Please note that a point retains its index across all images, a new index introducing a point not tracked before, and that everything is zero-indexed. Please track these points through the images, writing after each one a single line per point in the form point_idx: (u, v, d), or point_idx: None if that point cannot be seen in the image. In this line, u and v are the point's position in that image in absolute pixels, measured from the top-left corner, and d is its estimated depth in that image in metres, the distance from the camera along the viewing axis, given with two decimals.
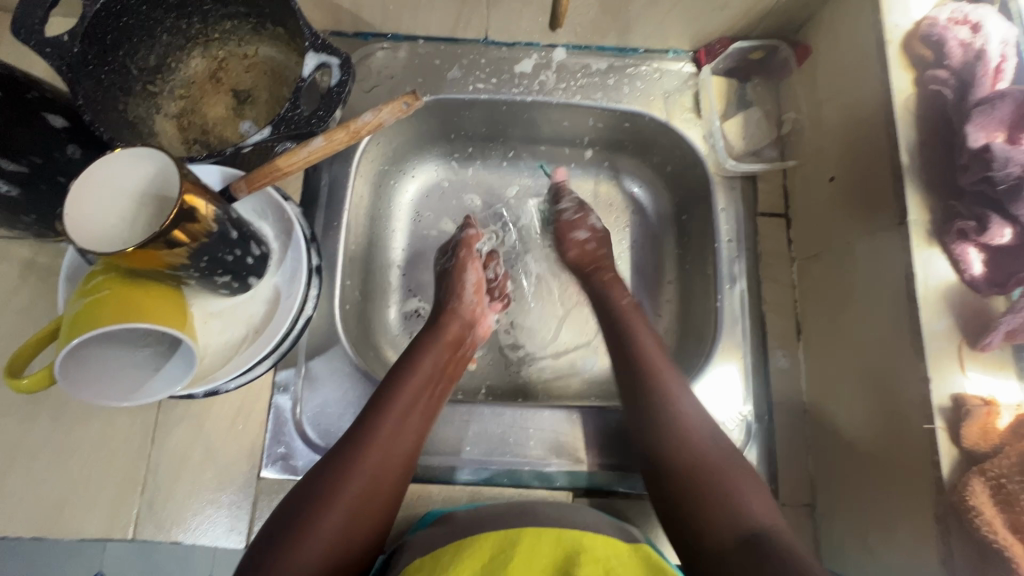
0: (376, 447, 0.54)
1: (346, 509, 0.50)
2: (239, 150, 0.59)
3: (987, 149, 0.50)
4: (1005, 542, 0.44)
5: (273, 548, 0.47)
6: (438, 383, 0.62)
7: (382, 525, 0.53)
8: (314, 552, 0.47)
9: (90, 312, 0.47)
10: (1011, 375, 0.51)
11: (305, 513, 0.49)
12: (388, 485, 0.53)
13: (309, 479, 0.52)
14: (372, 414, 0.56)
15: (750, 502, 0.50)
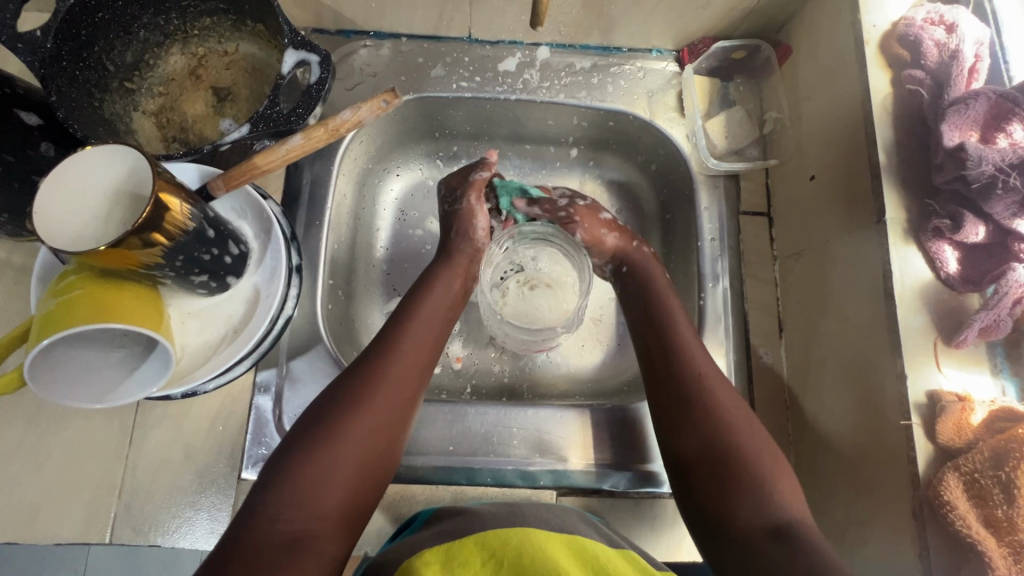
0: (378, 394, 0.54)
1: (352, 455, 0.50)
2: (216, 148, 0.58)
3: (962, 148, 0.51)
4: (977, 536, 0.45)
5: (306, 441, 0.50)
6: (438, 328, 0.62)
7: (387, 470, 0.53)
8: (322, 497, 0.47)
9: (61, 314, 0.46)
10: (985, 371, 0.52)
11: (309, 456, 0.49)
12: (393, 428, 0.54)
13: (309, 419, 0.52)
14: (374, 361, 0.56)
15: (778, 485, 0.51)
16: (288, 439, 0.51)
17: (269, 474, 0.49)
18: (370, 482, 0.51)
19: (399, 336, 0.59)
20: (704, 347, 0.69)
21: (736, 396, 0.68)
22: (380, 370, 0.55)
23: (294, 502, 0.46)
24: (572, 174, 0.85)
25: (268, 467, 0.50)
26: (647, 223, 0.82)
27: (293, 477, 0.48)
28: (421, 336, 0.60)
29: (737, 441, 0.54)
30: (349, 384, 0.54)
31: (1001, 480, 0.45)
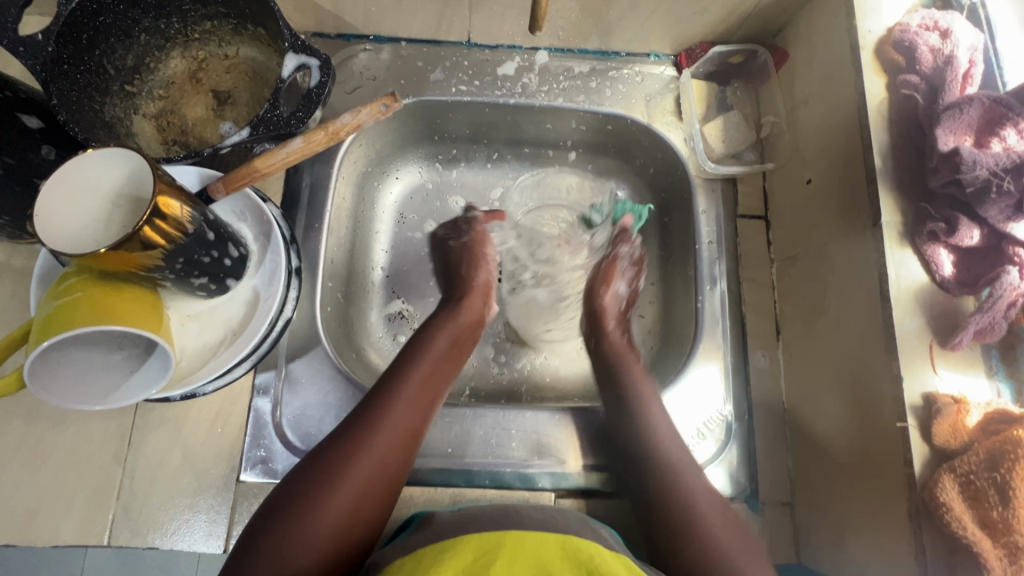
0: (380, 437, 0.53)
1: (349, 499, 0.49)
2: (217, 151, 0.58)
3: (956, 152, 0.51)
4: (973, 536, 0.45)
5: (320, 462, 0.51)
6: (443, 372, 0.61)
7: (385, 513, 0.52)
8: (315, 543, 0.46)
9: (60, 316, 0.46)
10: (980, 373, 0.52)
11: (305, 501, 0.48)
12: (393, 472, 0.53)
13: (311, 462, 0.51)
14: (377, 401, 0.55)
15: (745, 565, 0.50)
16: (285, 483, 0.50)
17: (265, 517, 0.48)
18: (366, 527, 0.50)
19: (403, 378, 0.58)
20: (701, 352, 0.70)
21: (734, 398, 0.69)
22: (381, 412, 0.54)
23: (287, 547, 0.46)
24: (571, 177, 0.85)
25: (263, 511, 0.49)
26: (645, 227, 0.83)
27: (288, 521, 0.47)
28: (425, 379, 0.59)
29: (698, 505, 0.55)
30: (353, 427, 0.53)
31: (996, 481, 0.46)
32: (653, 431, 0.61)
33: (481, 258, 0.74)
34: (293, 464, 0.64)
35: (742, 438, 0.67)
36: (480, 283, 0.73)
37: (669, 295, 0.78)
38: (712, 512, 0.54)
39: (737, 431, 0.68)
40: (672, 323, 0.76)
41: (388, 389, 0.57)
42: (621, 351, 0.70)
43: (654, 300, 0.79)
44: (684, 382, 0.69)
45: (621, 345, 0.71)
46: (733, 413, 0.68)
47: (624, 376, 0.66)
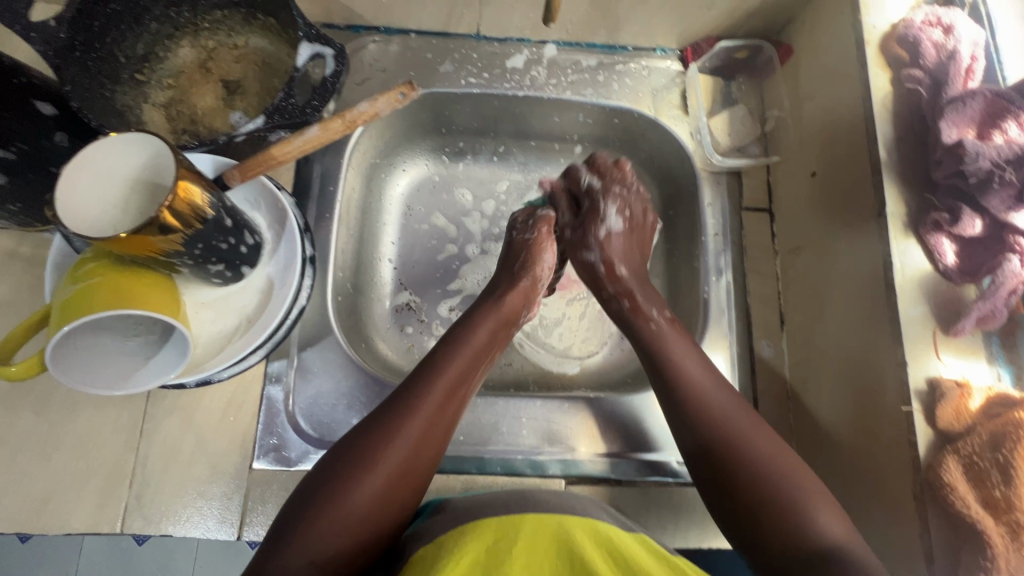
0: (416, 424, 0.53)
1: (383, 480, 0.50)
2: (231, 139, 0.59)
3: (961, 145, 0.53)
4: (976, 515, 0.47)
5: (362, 438, 0.51)
6: (480, 363, 0.61)
7: (416, 498, 0.52)
8: (346, 521, 0.47)
9: (80, 300, 0.46)
10: (981, 359, 0.53)
11: (339, 482, 0.48)
12: (432, 452, 0.53)
13: (347, 444, 0.51)
14: (414, 390, 0.55)
15: (824, 516, 0.48)
16: (320, 465, 0.51)
17: (301, 496, 0.49)
18: (396, 511, 0.50)
19: (440, 368, 0.57)
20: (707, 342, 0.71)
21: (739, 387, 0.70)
22: (417, 399, 0.54)
23: (320, 525, 0.46)
24: None
25: (299, 491, 0.49)
26: None
27: (322, 501, 0.47)
28: (462, 370, 0.58)
29: (769, 469, 0.50)
30: (388, 413, 0.53)
31: (999, 461, 0.47)
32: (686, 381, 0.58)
33: (536, 260, 0.71)
34: (305, 452, 0.64)
35: None
36: (526, 285, 0.69)
37: (675, 286, 0.79)
38: (781, 462, 0.51)
39: None
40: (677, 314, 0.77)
41: (425, 380, 0.56)
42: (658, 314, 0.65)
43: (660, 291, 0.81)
44: None
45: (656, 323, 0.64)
46: None
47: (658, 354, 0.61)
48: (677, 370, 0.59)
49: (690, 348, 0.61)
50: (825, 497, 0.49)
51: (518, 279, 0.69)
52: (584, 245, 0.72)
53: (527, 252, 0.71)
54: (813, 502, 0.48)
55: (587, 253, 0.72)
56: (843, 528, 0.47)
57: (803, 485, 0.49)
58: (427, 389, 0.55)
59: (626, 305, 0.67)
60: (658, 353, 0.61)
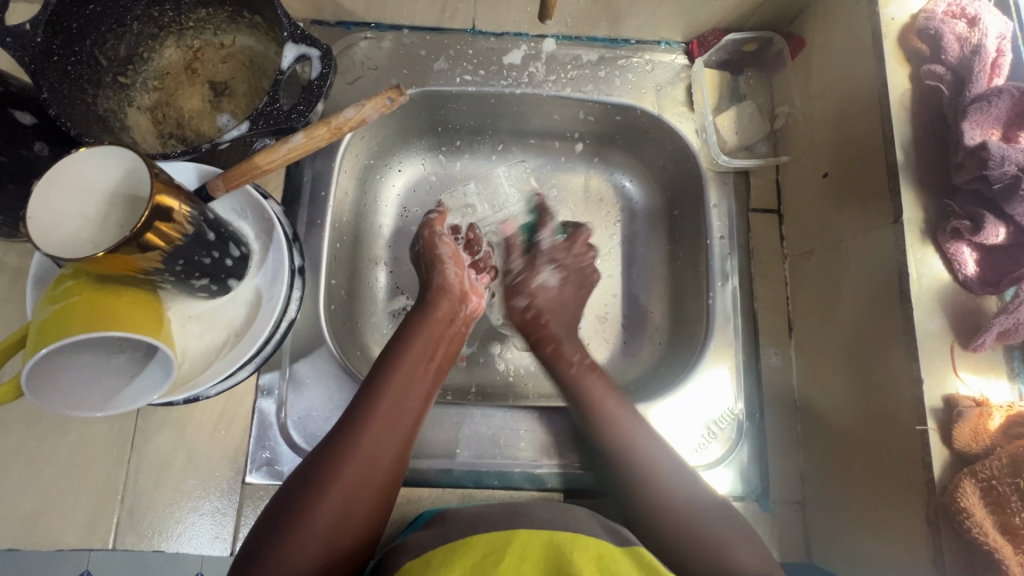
0: (364, 443, 0.52)
1: (341, 498, 0.50)
2: (215, 146, 0.56)
3: (984, 146, 0.49)
4: (995, 543, 0.44)
5: (317, 460, 0.51)
6: (427, 371, 0.61)
7: (381, 510, 0.52)
8: (310, 545, 0.47)
9: (59, 321, 0.45)
10: (1002, 376, 0.50)
11: (293, 515, 0.48)
12: (389, 462, 0.53)
13: (298, 478, 0.51)
14: (359, 407, 0.55)
15: (737, 552, 0.52)
16: (276, 501, 0.50)
17: (260, 533, 0.48)
18: (356, 535, 0.50)
19: (383, 382, 0.57)
20: (711, 351, 0.69)
21: (745, 398, 0.68)
22: (361, 418, 0.54)
23: (279, 561, 0.46)
24: (577, 169, 0.84)
25: (257, 527, 0.49)
26: (653, 220, 0.81)
27: (277, 538, 0.47)
28: (407, 378, 0.58)
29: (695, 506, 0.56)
30: (336, 438, 0.53)
31: (1020, 488, 0.45)
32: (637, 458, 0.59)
33: (438, 258, 0.71)
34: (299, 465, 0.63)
35: (753, 436, 0.67)
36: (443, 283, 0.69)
37: (680, 291, 0.77)
38: (712, 509, 0.56)
39: (747, 429, 0.67)
40: (681, 320, 0.75)
41: (367, 394, 0.56)
42: (582, 375, 0.67)
43: (664, 296, 0.78)
44: (695, 380, 0.68)
45: (576, 371, 0.67)
46: (744, 411, 0.67)
47: (591, 403, 0.63)
48: (615, 424, 0.61)
49: (620, 400, 0.64)
50: (753, 548, 0.53)
51: (431, 283, 0.70)
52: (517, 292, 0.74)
53: (427, 261, 0.71)
54: (728, 544, 0.53)
55: (519, 298, 0.74)
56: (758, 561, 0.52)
57: (725, 530, 0.54)
58: (372, 405, 0.55)
59: (550, 349, 0.70)
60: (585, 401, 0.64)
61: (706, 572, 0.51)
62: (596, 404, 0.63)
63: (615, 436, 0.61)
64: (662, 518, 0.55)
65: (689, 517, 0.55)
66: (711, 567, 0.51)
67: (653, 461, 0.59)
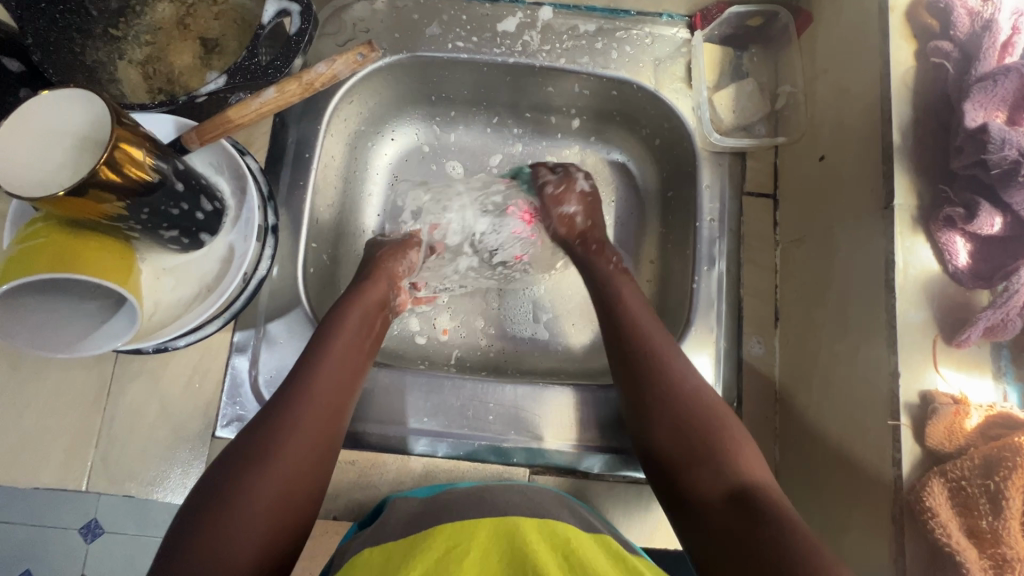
0: (307, 415, 0.51)
1: (287, 467, 0.48)
2: (192, 99, 0.56)
3: (984, 129, 0.46)
4: (958, 545, 0.42)
5: (259, 430, 0.50)
6: (355, 363, 0.58)
7: (321, 481, 0.51)
8: (257, 511, 0.45)
9: (23, 262, 0.46)
10: (987, 375, 0.48)
11: (217, 511, 0.44)
12: (331, 430, 0.53)
13: (236, 450, 0.48)
14: (283, 402, 0.52)
15: (744, 461, 0.49)
16: (191, 499, 0.46)
17: (178, 535, 0.44)
18: (302, 503, 0.48)
19: (307, 378, 0.54)
20: (693, 337, 0.67)
21: (724, 386, 0.66)
22: (289, 416, 0.51)
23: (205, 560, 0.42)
24: (572, 146, 0.82)
25: (185, 507, 0.46)
26: (646, 200, 0.79)
27: (199, 535, 0.43)
28: (335, 374, 0.56)
29: (702, 423, 0.52)
30: (258, 434, 0.49)
31: (989, 490, 0.42)
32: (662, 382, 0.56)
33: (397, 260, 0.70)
34: None
35: None
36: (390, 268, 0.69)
37: (666, 273, 0.75)
38: (717, 427, 0.52)
39: None
40: (668, 304, 0.73)
41: (293, 392, 0.53)
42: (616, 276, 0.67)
43: (651, 279, 0.77)
44: None
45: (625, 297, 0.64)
46: (721, 399, 0.66)
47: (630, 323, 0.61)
48: (656, 352, 0.58)
49: (666, 337, 0.60)
50: (748, 441, 0.51)
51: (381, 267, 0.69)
52: (557, 204, 0.74)
53: (369, 268, 0.69)
54: (734, 434, 0.51)
55: (566, 208, 0.74)
56: (765, 470, 0.49)
57: (736, 435, 0.52)
58: (295, 402, 0.52)
59: (592, 247, 0.72)
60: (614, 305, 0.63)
61: (705, 493, 0.48)
62: (643, 330, 0.60)
63: (665, 373, 0.56)
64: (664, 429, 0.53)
65: (695, 404, 0.53)
66: (709, 469, 0.49)
67: (677, 368, 0.57)
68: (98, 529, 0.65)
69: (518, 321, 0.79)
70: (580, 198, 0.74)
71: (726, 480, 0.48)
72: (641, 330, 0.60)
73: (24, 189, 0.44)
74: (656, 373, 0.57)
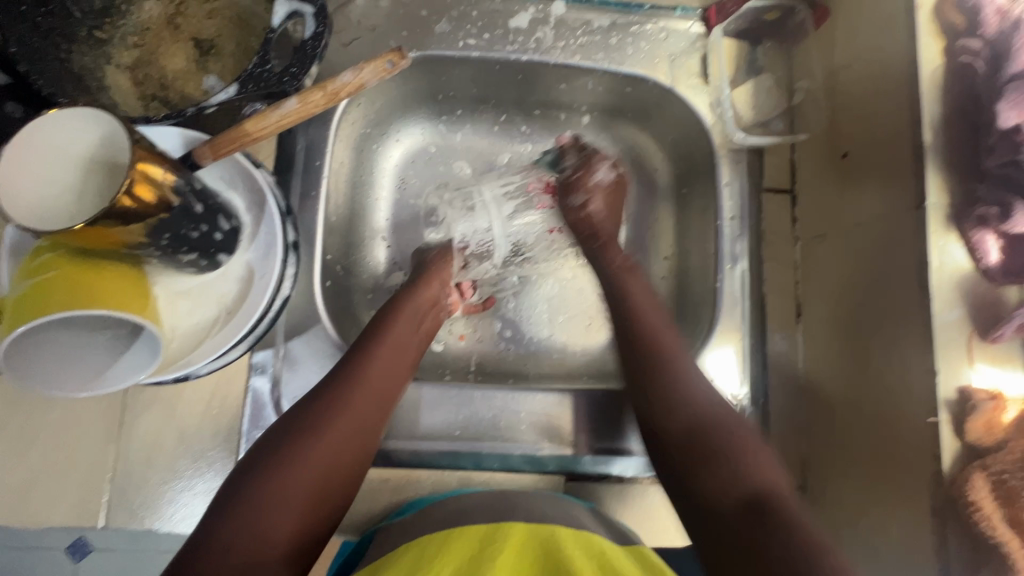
0: (351, 405, 0.51)
1: (328, 450, 0.48)
2: (202, 110, 0.53)
3: (1019, 130, 0.47)
4: (1004, 538, 0.44)
5: (303, 413, 0.50)
6: (408, 355, 0.58)
7: (358, 473, 0.51)
8: (294, 492, 0.46)
9: (36, 298, 0.42)
10: (1019, 368, 0.49)
11: (262, 480, 0.46)
12: (373, 424, 0.52)
13: (279, 430, 0.49)
14: (334, 387, 0.52)
15: (756, 458, 0.49)
16: (239, 468, 0.47)
17: (225, 500, 0.45)
18: (338, 490, 0.48)
19: (359, 368, 0.54)
20: (717, 334, 0.67)
21: (751, 382, 0.67)
22: (338, 400, 0.51)
23: (246, 525, 0.43)
24: (584, 143, 0.80)
25: (228, 482, 0.47)
26: (660, 196, 0.78)
27: (244, 501, 0.44)
28: (382, 367, 0.55)
29: (708, 404, 0.53)
30: (307, 412, 0.50)
31: None
32: (688, 393, 0.54)
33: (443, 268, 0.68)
34: None
35: (756, 422, 0.66)
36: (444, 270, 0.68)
37: (685, 271, 0.74)
38: (718, 408, 0.53)
39: (751, 416, 0.66)
40: (688, 302, 0.73)
41: (344, 378, 0.53)
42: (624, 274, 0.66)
43: (668, 276, 0.76)
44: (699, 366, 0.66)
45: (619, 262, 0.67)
46: (748, 396, 0.66)
47: (649, 331, 0.60)
48: (675, 363, 0.57)
49: (674, 336, 0.60)
50: (760, 451, 0.49)
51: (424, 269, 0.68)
52: (570, 192, 0.72)
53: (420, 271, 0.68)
54: (747, 442, 0.50)
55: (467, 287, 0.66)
56: (770, 470, 0.48)
57: (727, 417, 0.52)
58: (346, 388, 0.52)
59: (600, 242, 0.69)
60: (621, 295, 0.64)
61: (709, 483, 0.48)
62: (668, 358, 0.57)
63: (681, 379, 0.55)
64: (674, 418, 0.53)
65: (701, 412, 0.52)
66: (718, 474, 0.48)
67: (695, 391, 0.54)
68: (86, 547, 0.63)
69: (533, 321, 0.76)
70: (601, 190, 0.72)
71: (737, 488, 0.47)
72: (657, 329, 0.60)
73: (28, 220, 0.40)
74: (677, 385, 0.55)
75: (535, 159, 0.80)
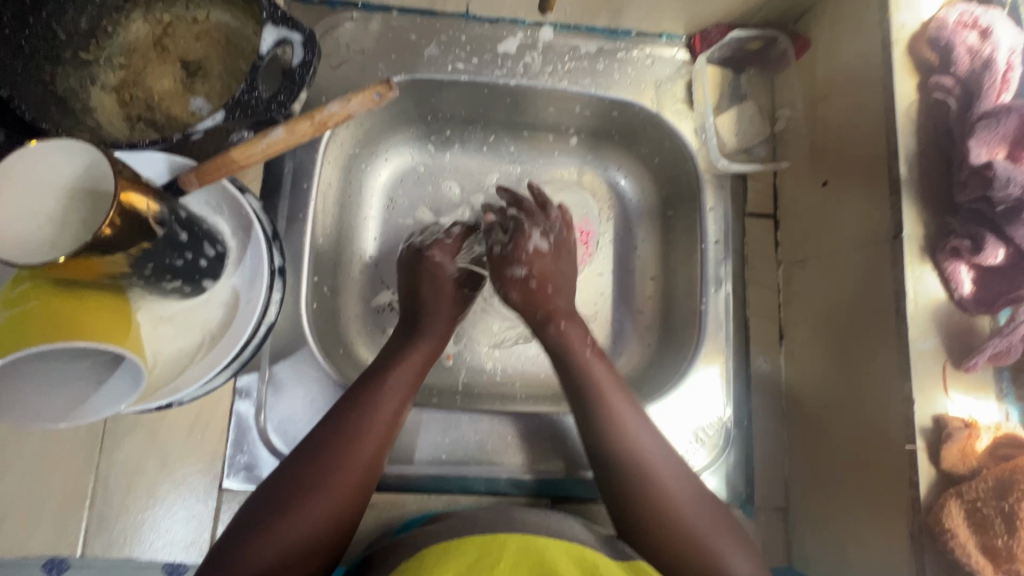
0: (351, 444, 0.53)
1: (325, 493, 0.50)
2: (188, 137, 0.53)
3: (989, 166, 0.49)
4: (976, 563, 0.46)
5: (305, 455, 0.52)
6: (412, 394, 0.59)
7: (355, 512, 0.51)
8: (289, 532, 0.47)
9: (16, 330, 0.42)
10: (991, 396, 0.51)
11: (264, 519, 0.48)
12: (373, 463, 0.53)
13: (283, 471, 0.51)
14: (337, 426, 0.54)
15: (729, 561, 0.51)
16: (244, 510, 0.50)
17: (224, 555, 0.46)
18: (331, 529, 0.49)
19: (365, 405, 0.55)
20: (702, 354, 0.68)
21: (734, 405, 0.67)
22: (338, 438, 0.53)
23: (241, 572, 0.45)
24: (570, 165, 0.80)
25: (234, 522, 0.49)
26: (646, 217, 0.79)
27: (241, 545, 0.46)
28: (387, 406, 0.56)
29: (688, 502, 0.55)
30: (308, 453, 0.52)
31: (1003, 510, 0.46)
32: (634, 451, 0.57)
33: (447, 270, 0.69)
34: None
35: (739, 444, 0.66)
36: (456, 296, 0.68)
37: (671, 292, 0.75)
38: (687, 499, 0.55)
39: (735, 437, 0.66)
40: (673, 323, 0.74)
41: (344, 416, 0.54)
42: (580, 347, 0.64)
43: (654, 297, 0.76)
44: (685, 386, 0.66)
45: (588, 359, 0.63)
46: (732, 418, 0.67)
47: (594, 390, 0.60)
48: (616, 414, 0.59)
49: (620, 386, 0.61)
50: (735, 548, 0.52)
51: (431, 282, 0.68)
52: (508, 263, 0.68)
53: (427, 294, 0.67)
54: (720, 547, 0.52)
55: (517, 269, 0.67)
56: (746, 570, 0.51)
57: (709, 519, 0.54)
58: (348, 438, 0.53)
59: (556, 317, 0.65)
60: (564, 357, 0.63)
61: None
62: (607, 402, 0.60)
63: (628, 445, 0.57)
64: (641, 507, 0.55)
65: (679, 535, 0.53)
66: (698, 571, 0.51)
67: (658, 472, 0.56)
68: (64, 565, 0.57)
69: (521, 342, 0.76)
70: (539, 256, 0.68)
71: None
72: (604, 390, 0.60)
73: (7, 252, 0.39)
74: (625, 446, 0.57)
75: (523, 179, 0.80)
